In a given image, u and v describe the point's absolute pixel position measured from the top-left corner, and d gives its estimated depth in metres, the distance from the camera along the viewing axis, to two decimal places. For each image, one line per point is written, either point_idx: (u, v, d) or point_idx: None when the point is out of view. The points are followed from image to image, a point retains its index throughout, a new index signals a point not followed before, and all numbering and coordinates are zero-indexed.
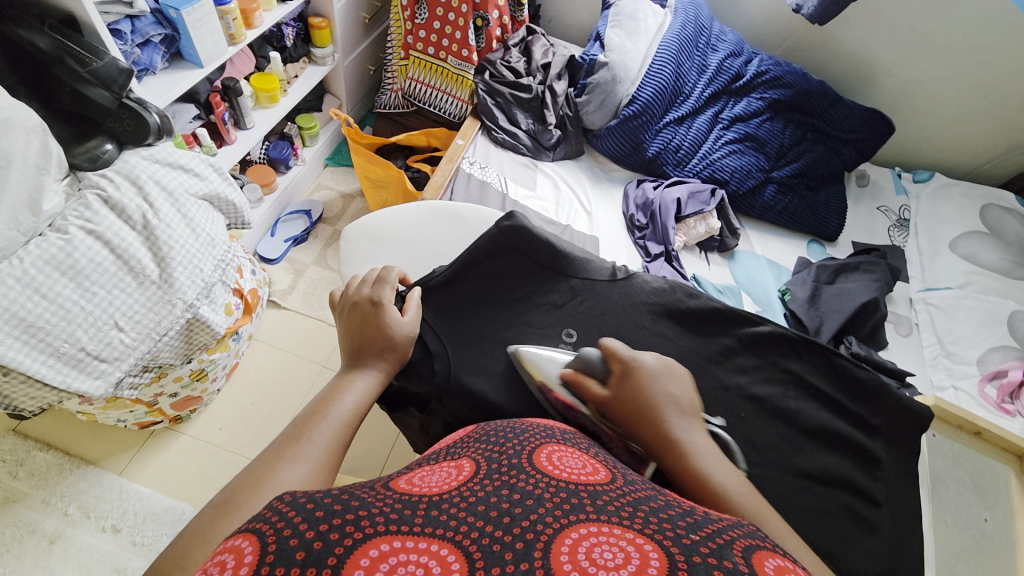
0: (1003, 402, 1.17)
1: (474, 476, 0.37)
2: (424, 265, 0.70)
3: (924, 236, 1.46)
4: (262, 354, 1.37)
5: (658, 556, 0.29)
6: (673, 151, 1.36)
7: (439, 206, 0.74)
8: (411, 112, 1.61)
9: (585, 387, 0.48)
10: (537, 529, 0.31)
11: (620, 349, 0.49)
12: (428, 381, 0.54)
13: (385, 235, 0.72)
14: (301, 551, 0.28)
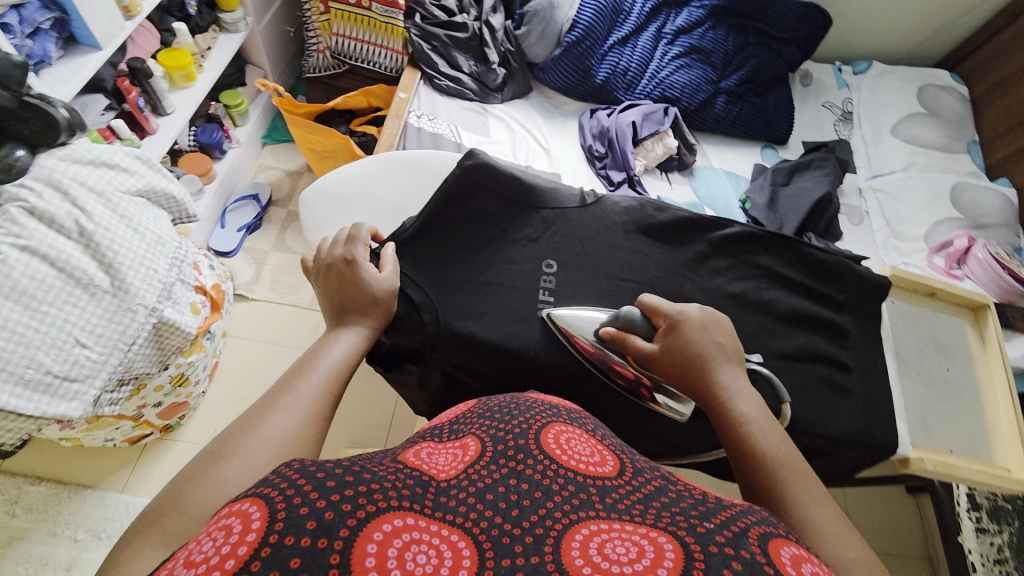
0: (951, 269, 1.27)
1: (479, 457, 0.39)
2: (391, 217, 0.68)
3: (868, 126, 1.51)
4: (241, 350, 1.34)
5: (673, 547, 0.31)
6: (621, 74, 1.33)
7: (394, 157, 0.71)
8: (345, 73, 1.51)
9: (629, 343, 0.50)
10: (546, 525, 0.33)
11: (663, 305, 0.52)
12: (419, 332, 0.54)
13: (345, 195, 0.70)
14: (312, 520, 0.30)
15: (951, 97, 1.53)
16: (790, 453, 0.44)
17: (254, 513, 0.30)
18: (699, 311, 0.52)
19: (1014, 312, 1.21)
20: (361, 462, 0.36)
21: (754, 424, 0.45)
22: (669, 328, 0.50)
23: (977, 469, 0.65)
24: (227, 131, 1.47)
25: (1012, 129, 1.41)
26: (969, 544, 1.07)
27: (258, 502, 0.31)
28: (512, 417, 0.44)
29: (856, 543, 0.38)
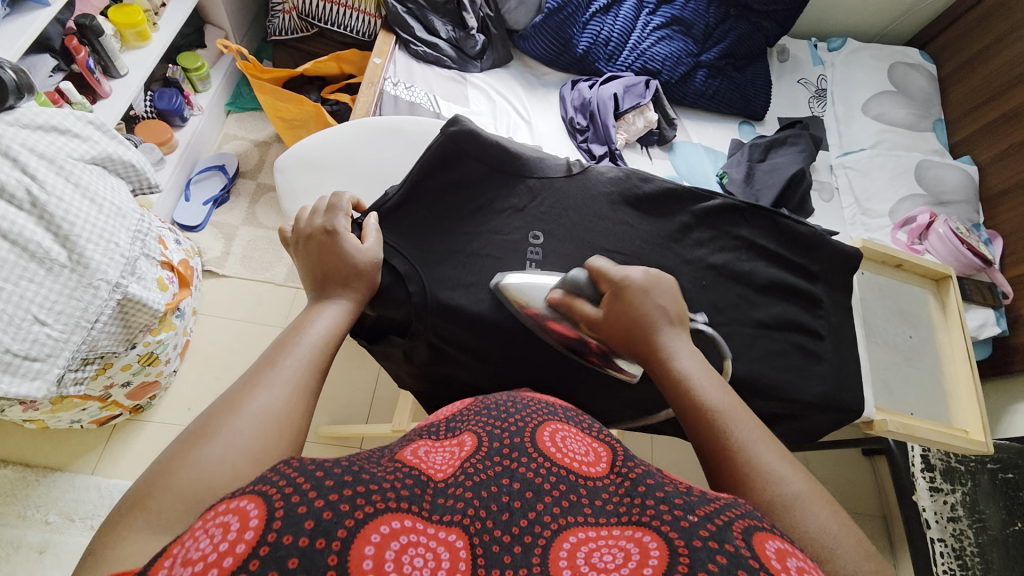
0: (913, 244, 1.31)
1: (475, 454, 0.39)
2: (374, 185, 0.67)
3: (840, 103, 1.54)
4: (213, 328, 1.30)
5: (657, 545, 0.32)
6: (603, 45, 1.31)
7: (379, 123, 0.69)
8: (313, 36, 1.44)
9: (575, 310, 0.51)
10: (535, 531, 0.33)
11: (609, 269, 0.50)
12: (404, 303, 0.53)
13: (322, 163, 0.68)
14: (311, 520, 0.29)
15: (920, 75, 1.57)
16: (733, 401, 0.44)
17: (252, 511, 0.30)
18: (641, 273, 0.50)
19: (971, 285, 1.26)
20: (360, 461, 0.36)
21: (698, 377, 0.45)
22: (609, 296, 0.50)
23: (937, 430, 0.67)
24: (187, 96, 1.38)
25: (977, 108, 1.45)
26: (923, 502, 1.11)
27: (256, 498, 0.30)
28: (508, 416, 0.44)
29: (802, 475, 0.40)
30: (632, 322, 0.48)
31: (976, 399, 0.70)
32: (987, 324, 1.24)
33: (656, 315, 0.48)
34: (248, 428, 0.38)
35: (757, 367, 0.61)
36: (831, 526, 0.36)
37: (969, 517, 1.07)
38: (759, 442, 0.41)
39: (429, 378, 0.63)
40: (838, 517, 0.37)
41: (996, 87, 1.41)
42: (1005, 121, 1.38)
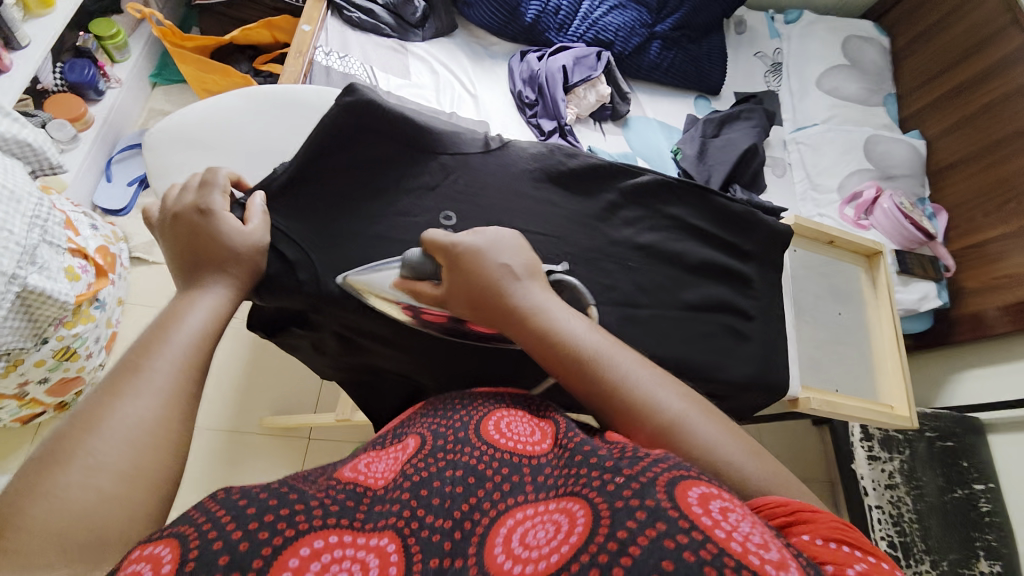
0: (859, 219, 1.32)
1: (418, 454, 0.39)
2: (262, 161, 0.59)
3: (795, 77, 1.52)
4: (145, 320, 1.22)
5: (585, 513, 0.30)
6: (553, 13, 1.25)
7: (265, 90, 0.61)
8: (243, 1, 1.30)
9: (422, 296, 0.45)
10: (476, 518, 0.34)
11: (439, 239, 0.44)
12: (296, 291, 0.48)
13: (204, 138, 0.59)
14: (225, 555, 0.28)
15: (873, 49, 1.55)
16: (602, 337, 0.41)
17: (164, 557, 0.27)
18: (471, 236, 0.44)
19: (913, 258, 1.27)
20: (292, 482, 0.35)
21: (562, 324, 0.41)
22: (449, 268, 0.43)
23: (859, 406, 0.67)
24: (102, 67, 1.25)
25: (930, 81, 1.43)
26: (862, 471, 1.11)
27: (172, 542, 0.28)
28: (456, 413, 0.43)
29: (677, 392, 0.39)
30: (480, 285, 0.42)
31: (902, 372, 0.70)
32: (927, 297, 1.26)
33: (499, 274, 0.43)
34: (114, 444, 0.33)
35: (682, 349, 0.59)
36: (715, 430, 0.37)
37: (906, 484, 1.10)
38: (638, 374, 0.39)
39: (358, 361, 0.61)
40: (721, 422, 0.38)
41: (949, 59, 1.39)
42: (954, 95, 1.37)
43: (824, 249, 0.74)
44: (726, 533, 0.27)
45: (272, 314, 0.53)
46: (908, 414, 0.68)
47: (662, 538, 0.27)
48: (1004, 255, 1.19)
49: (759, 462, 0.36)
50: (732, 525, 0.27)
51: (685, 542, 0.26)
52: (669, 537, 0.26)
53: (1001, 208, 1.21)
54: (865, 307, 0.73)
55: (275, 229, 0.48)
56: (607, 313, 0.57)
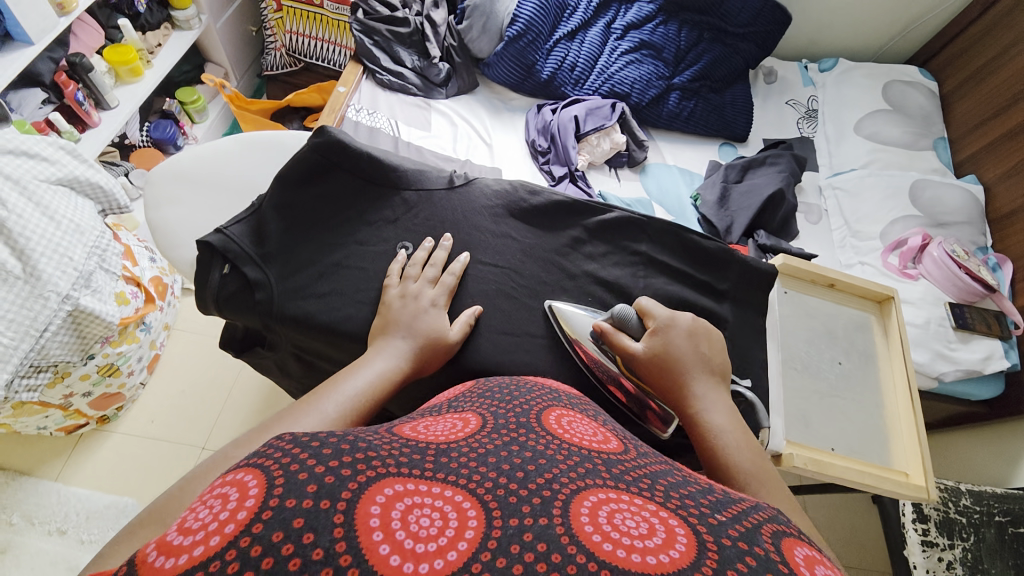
0: (905, 268, 1.18)
1: (481, 429, 0.33)
2: (237, 201, 0.70)
3: (831, 123, 1.42)
4: (183, 344, 1.34)
5: (686, 533, 0.26)
6: (569, 70, 1.32)
7: (252, 137, 0.73)
8: (300, 70, 1.51)
9: (620, 343, 0.53)
10: (555, 487, 0.28)
11: (656, 311, 0.54)
12: (252, 310, 0.56)
13: (197, 175, 0.71)
14: (312, 484, 0.24)
15: (919, 93, 1.43)
16: (768, 475, 0.45)
17: (250, 482, 0.24)
18: (689, 320, 0.54)
19: (973, 313, 1.11)
20: (357, 429, 0.30)
21: (731, 440, 0.46)
22: (657, 334, 0.53)
23: (851, 467, 0.68)
24: (182, 127, 1.48)
25: (983, 123, 1.31)
26: (915, 559, 0.93)
27: (255, 470, 0.25)
28: (512, 398, 0.40)
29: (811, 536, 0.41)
30: (675, 371, 0.51)
31: (918, 439, 0.71)
32: (994, 357, 1.09)
33: (692, 361, 0.51)
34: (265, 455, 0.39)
35: None
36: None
37: None
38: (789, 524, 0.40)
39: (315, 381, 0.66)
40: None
41: (1002, 102, 1.28)
42: (1013, 136, 1.24)
43: (823, 293, 0.78)
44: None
45: (241, 333, 0.63)
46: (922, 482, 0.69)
47: None
48: None
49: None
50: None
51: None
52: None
53: None
54: (865, 359, 0.77)
55: (234, 243, 0.56)
56: (557, 347, 0.58)
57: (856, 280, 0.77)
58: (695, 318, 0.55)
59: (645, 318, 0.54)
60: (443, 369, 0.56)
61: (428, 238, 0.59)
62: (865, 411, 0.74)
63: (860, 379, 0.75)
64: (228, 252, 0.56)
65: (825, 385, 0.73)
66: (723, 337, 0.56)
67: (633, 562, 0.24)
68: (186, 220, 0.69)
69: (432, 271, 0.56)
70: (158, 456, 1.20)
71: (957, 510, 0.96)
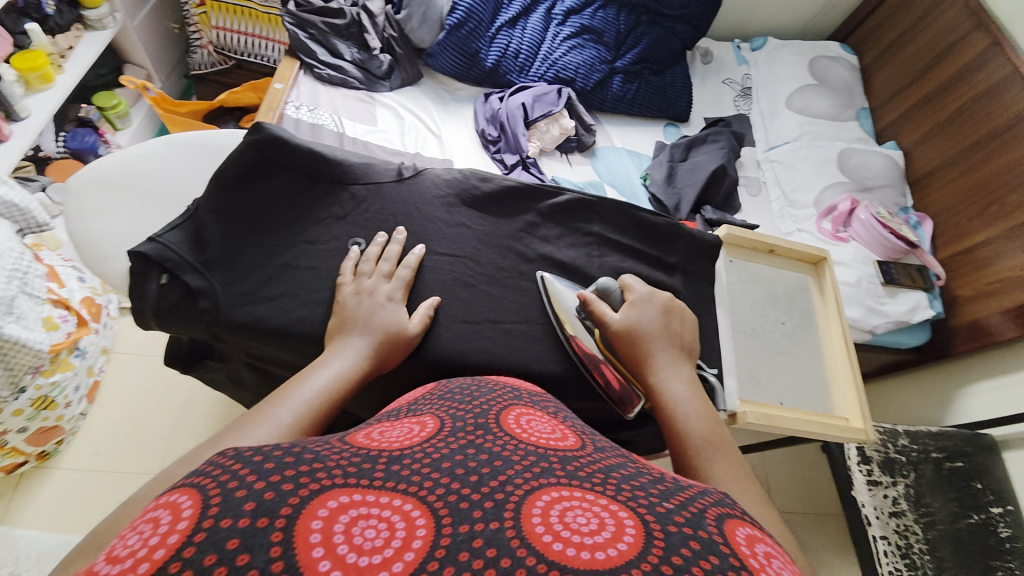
0: (837, 231, 1.27)
1: (438, 434, 0.33)
2: (170, 206, 0.66)
3: (765, 99, 1.49)
4: (127, 367, 1.26)
5: (635, 524, 0.27)
6: (513, 57, 1.32)
7: (184, 137, 0.69)
8: (232, 69, 1.43)
9: (597, 311, 0.56)
10: (507, 490, 0.28)
11: (637, 288, 0.58)
12: (197, 319, 0.54)
13: (124, 184, 0.66)
14: (251, 502, 0.24)
15: (841, 67, 1.53)
16: (721, 439, 0.47)
17: (184, 503, 0.24)
18: (666, 298, 0.58)
19: (898, 269, 1.21)
20: (304, 442, 0.30)
21: (686, 406, 0.49)
22: (635, 305, 0.57)
23: (798, 418, 0.73)
24: (103, 135, 1.37)
25: (900, 92, 1.42)
26: (863, 498, 1.00)
27: (191, 490, 0.25)
28: (473, 399, 0.40)
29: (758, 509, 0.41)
30: (638, 343, 0.54)
31: (853, 386, 0.78)
32: (919, 307, 1.19)
33: (660, 337, 0.54)
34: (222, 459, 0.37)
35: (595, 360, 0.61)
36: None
37: (913, 511, 1.01)
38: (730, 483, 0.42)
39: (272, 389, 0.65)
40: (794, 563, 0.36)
41: (915, 71, 1.38)
42: (928, 102, 1.34)
43: (765, 259, 0.83)
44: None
45: (188, 347, 0.61)
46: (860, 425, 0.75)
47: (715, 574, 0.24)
48: (998, 259, 1.13)
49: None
50: (777, 571, 0.26)
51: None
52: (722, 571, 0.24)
53: (985, 212, 1.17)
54: (806, 317, 0.82)
55: (171, 251, 0.53)
56: (518, 331, 0.59)
57: (793, 246, 0.83)
58: (672, 297, 0.60)
59: (626, 291, 0.58)
60: (405, 364, 0.56)
61: (380, 233, 0.58)
62: (807, 366, 0.80)
63: (800, 336, 0.81)
64: (166, 262, 0.53)
65: (772, 346, 0.78)
66: (694, 318, 0.60)
67: (581, 559, 0.24)
68: (117, 230, 0.65)
69: (386, 265, 0.56)
70: (111, 487, 1.12)
71: (896, 449, 1.05)
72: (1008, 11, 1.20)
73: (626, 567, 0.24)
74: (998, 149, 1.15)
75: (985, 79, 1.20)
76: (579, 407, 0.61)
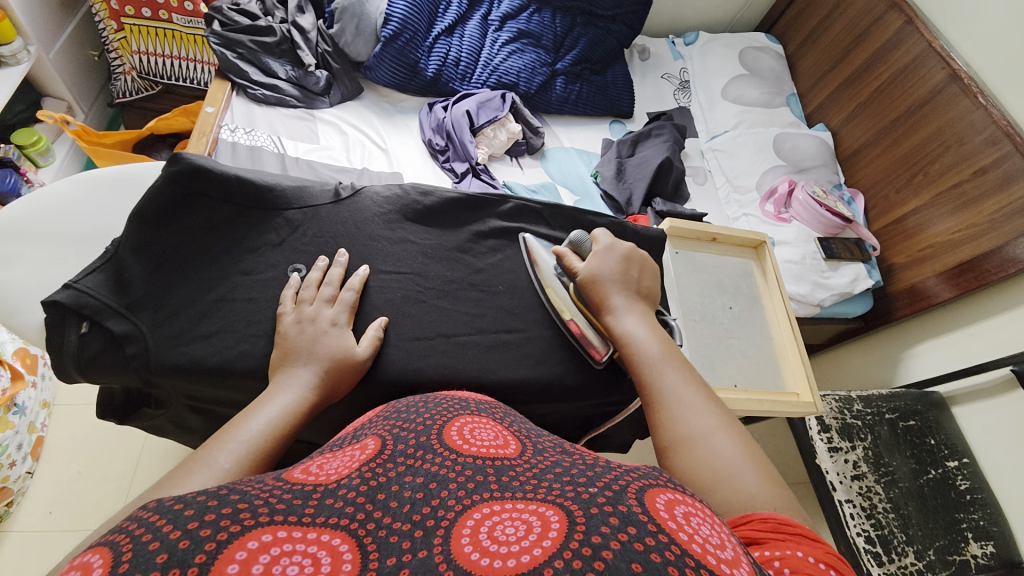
0: (780, 213, 1.32)
1: (377, 457, 0.33)
2: (91, 248, 0.63)
3: (702, 91, 1.55)
4: (71, 418, 1.17)
5: (559, 518, 0.28)
6: (453, 65, 1.31)
7: (98, 175, 0.66)
8: (159, 93, 1.36)
9: (569, 264, 0.59)
10: (439, 515, 0.28)
11: (601, 239, 0.60)
12: (126, 367, 0.52)
13: (33, 232, 0.62)
14: (163, 553, 0.23)
15: (769, 57, 1.60)
16: (676, 357, 0.52)
17: (94, 563, 0.22)
18: (627, 249, 0.60)
19: (837, 243, 1.28)
20: (234, 481, 0.28)
21: (643, 337, 0.53)
22: (599, 257, 0.59)
23: (754, 398, 0.77)
24: (24, 173, 1.26)
25: (825, 76, 1.50)
26: (826, 465, 1.05)
27: (103, 548, 0.23)
28: (418, 415, 0.40)
29: (713, 411, 0.47)
30: (598, 289, 0.57)
31: (800, 361, 0.82)
32: (859, 278, 1.26)
33: (620, 283, 0.57)
34: None
35: (549, 364, 0.62)
36: (727, 451, 0.43)
37: (874, 472, 1.06)
38: (684, 392, 0.49)
39: (221, 428, 0.63)
40: (740, 445, 0.44)
41: (836, 55, 1.46)
42: (849, 84, 1.42)
43: (708, 246, 0.87)
44: (690, 538, 0.27)
45: (122, 397, 0.58)
46: (809, 399, 0.79)
47: (631, 543, 0.26)
48: (925, 226, 1.21)
49: (769, 492, 0.41)
50: (694, 529, 0.28)
51: (653, 544, 0.26)
52: (638, 540, 0.26)
53: (911, 183, 1.25)
54: (752, 300, 0.86)
55: (90, 297, 0.50)
56: (472, 343, 0.60)
57: (733, 233, 0.87)
58: (633, 248, 0.61)
59: (593, 244, 0.61)
60: (356, 390, 0.55)
61: (321, 257, 0.58)
62: (756, 345, 0.84)
63: (744, 318, 0.84)
64: (84, 308, 0.50)
65: (721, 330, 0.81)
66: (654, 265, 0.63)
67: (507, 567, 0.25)
68: (30, 281, 0.60)
69: (329, 289, 0.55)
70: (66, 549, 1.04)
71: (852, 415, 1.11)
72: None
73: (549, 561, 0.25)
74: (921, 120, 1.22)
75: (902, 57, 1.27)
76: (537, 410, 0.62)
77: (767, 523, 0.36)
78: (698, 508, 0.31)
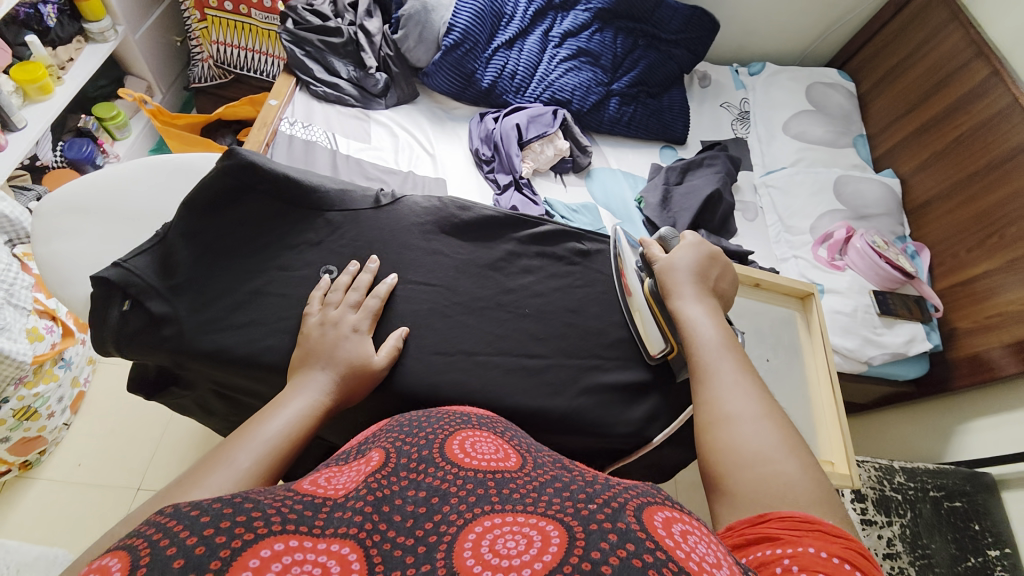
0: (834, 259, 1.24)
1: (381, 470, 0.33)
2: (144, 227, 0.66)
3: (762, 124, 1.49)
4: (110, 378, 1.24)
5: (559, 533, 0.27)
6: (509, 78, 1.32)
7: (161, 159, 0.69)
8: (231, 82, 1.43)
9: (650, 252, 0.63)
10: (442, 530, 0.28)
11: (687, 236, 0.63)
12: (160, 346, 0.54)
13: (95, 207, 0.66)
14: (179, 559, 0.23)
15: (839, 95, 1.52)
16: (733, 347, 0.53)
17: (112, 566, 0.22)
18: (710, 249, 0.63)
19: (895, 299, 1.19)
20: (248, 490, 0.28)
21: (703, 323, 0.55)
22: (683, 249, 0.62)
23: None
24: (101, 144, 1.36)
25: (897, 120, 1.41)
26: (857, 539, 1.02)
27: (122, 552, 0.23)
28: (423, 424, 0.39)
29: (760, 401, 0.48)
30: (669, 278, 0.59)
31: (838, 426, 0.77)
32: (915, 339, 1.16)
33: (694, 274, 0.59)
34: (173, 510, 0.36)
35: (570, 396, 0.60)
36: (769, 437, 0.45)
37: (909, 553, 1.01)
38: (736, 378, 0.50)
39: (241, 414, 0.65)
40: (782, 436, 0.45)
41: (911, 100, 1.38)
42: (924, 131, 1.33)
43: (749, 291, 0.83)
44: (686, 553, 0.27)
45: (154, 373, 0.61)
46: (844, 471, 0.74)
47: (631, 559, 0.26)
48: (996, 291, 1.11)
49: (807, 482, 0.42)
50: (691, 546, 0.28)
51: (651, 560, 0.26)
52: (637, 555, 0.26)
53: (984, 244, 1.15)
54: (792, 353, 0.81)
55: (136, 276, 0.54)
56: (492, 363, 0.59)
57: (778, 279, 0.83)
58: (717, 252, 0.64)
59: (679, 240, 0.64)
60: (373, 396, 0.55)
61: (353, 261, 0.58)
62: (792, 402, 0.79)
63: (782, 373, 0.79)
64: (129, 287, 0.53)
65: None
66: (734, 275, 0.64)
67: None
68: (87, 253, 0.64)
69: (355, 295, 0.55)
70: (89, 501, 1.10)
71: (891, 487, 1.05)
72: (1005, 40, 1.20)
73: None
74: (1001, 178, 1.12)
75: (985, 109, 1.18)
76: (551, 441, 0.60)
77: (784, 520, 0.38)
78: (701, 531, 0.30)
